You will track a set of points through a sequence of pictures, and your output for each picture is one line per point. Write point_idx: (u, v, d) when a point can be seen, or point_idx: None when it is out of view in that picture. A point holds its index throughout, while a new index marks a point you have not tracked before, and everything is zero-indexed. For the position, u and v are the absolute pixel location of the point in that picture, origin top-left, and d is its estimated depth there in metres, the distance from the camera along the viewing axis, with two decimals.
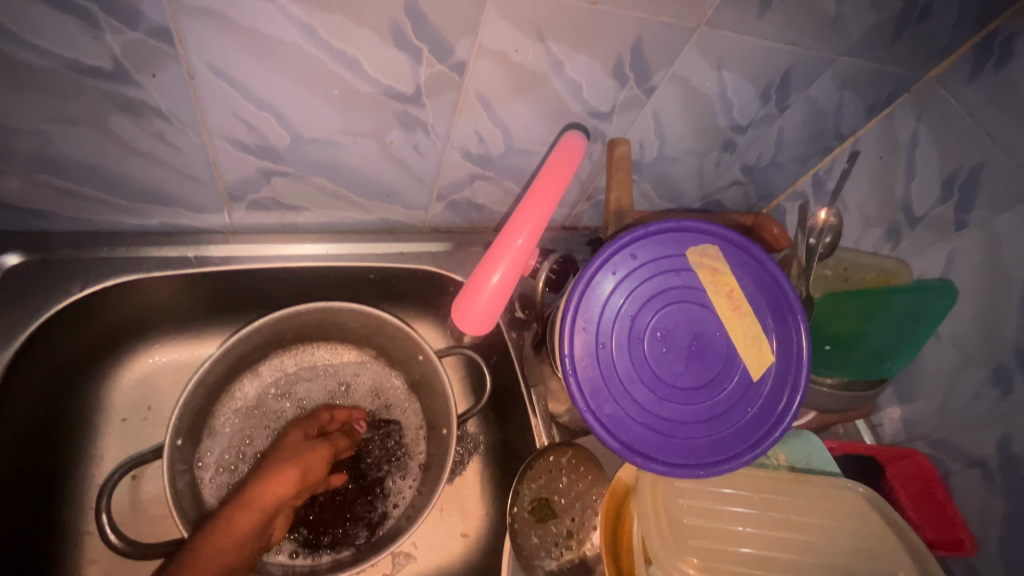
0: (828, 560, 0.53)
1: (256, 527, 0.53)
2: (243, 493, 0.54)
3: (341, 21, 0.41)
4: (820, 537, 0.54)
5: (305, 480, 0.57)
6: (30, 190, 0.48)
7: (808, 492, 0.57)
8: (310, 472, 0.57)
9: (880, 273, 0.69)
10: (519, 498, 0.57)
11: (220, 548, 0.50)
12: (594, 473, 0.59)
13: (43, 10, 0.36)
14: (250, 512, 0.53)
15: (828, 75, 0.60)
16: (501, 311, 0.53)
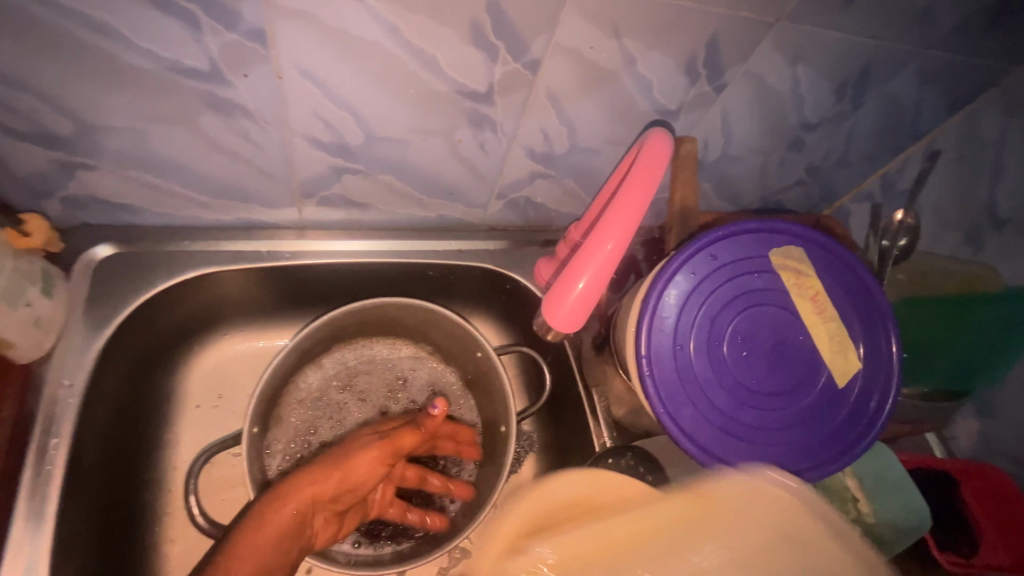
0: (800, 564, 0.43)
1: (290, 526, 0.48)
2: (286, 482, 0.50)
3: (424, 19, 0.41)
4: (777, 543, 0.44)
5: (348, 481, 0.52)
6: (122, 186, 0.51)
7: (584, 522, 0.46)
8: (357, 473, 0.52)
9: (962, 277, 0.64)
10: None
11: (259, 541, 0.46)
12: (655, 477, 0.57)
13: (149, 13, 0.37)
14: (288, 505, 0.48)
15: (910, 69, 0.57)
16: (590, 314, 0.50)
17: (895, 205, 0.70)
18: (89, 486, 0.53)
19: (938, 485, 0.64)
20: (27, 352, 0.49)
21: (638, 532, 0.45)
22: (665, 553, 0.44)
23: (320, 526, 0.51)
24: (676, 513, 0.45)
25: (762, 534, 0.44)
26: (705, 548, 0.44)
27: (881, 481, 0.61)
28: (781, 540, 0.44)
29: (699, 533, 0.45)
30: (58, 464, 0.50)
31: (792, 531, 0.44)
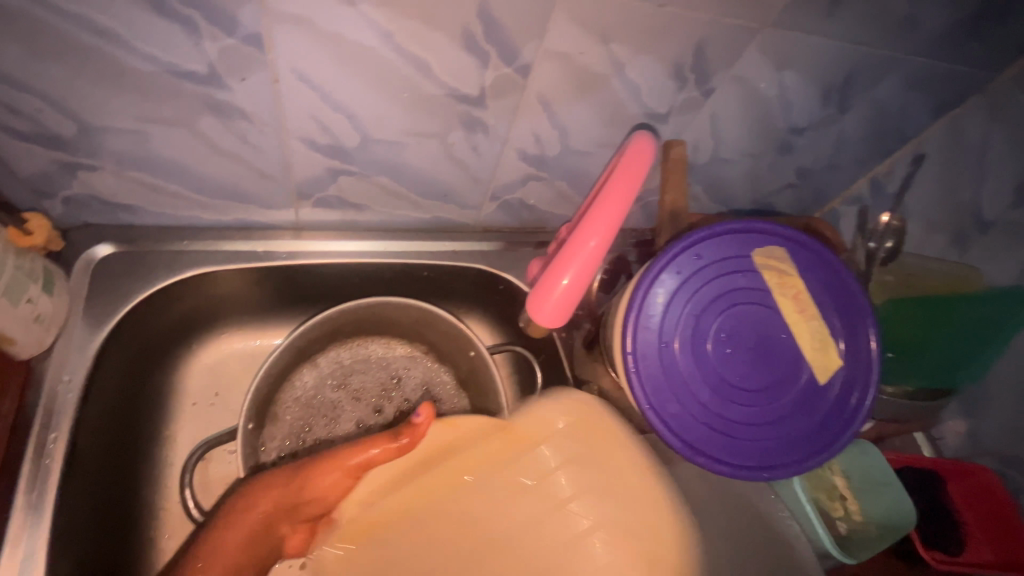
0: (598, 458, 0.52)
1: (244, 537, 0.50)
2: (252, 483, 0.52)
3: (418, 25, 0.43)
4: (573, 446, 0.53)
5: (306, 495, 0.50)
6: (122, 186, 0.52)
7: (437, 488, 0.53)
8: (316, 489, 0.50)
9: (948, 278, 0.65)
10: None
11: (230, 540, 0.50)
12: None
13: (150, 18, 0.38)
14: (249, 510, 0.51)
15: (895, 75, 0.58)
16: (574, 309, 0.51)
17: (883, 208, 0.71)
18: (87, 481, 0.54)
19: (926, 484, 0.64)
20: (28, 348, 0.49)
21: (478, 466, 0.53)
22: (497, 472, 0.53)
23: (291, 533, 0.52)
24: (500, 446, 0.53)
25: (573, 452, 0.52)
26: (528, 469, 0.53)
27: (867, 480, 0.63)
28: (585, 459, 0.52)
29: (523, 458, 0.53)
30: (57, 458, 0.51)
31: (600, 449, 0.52)
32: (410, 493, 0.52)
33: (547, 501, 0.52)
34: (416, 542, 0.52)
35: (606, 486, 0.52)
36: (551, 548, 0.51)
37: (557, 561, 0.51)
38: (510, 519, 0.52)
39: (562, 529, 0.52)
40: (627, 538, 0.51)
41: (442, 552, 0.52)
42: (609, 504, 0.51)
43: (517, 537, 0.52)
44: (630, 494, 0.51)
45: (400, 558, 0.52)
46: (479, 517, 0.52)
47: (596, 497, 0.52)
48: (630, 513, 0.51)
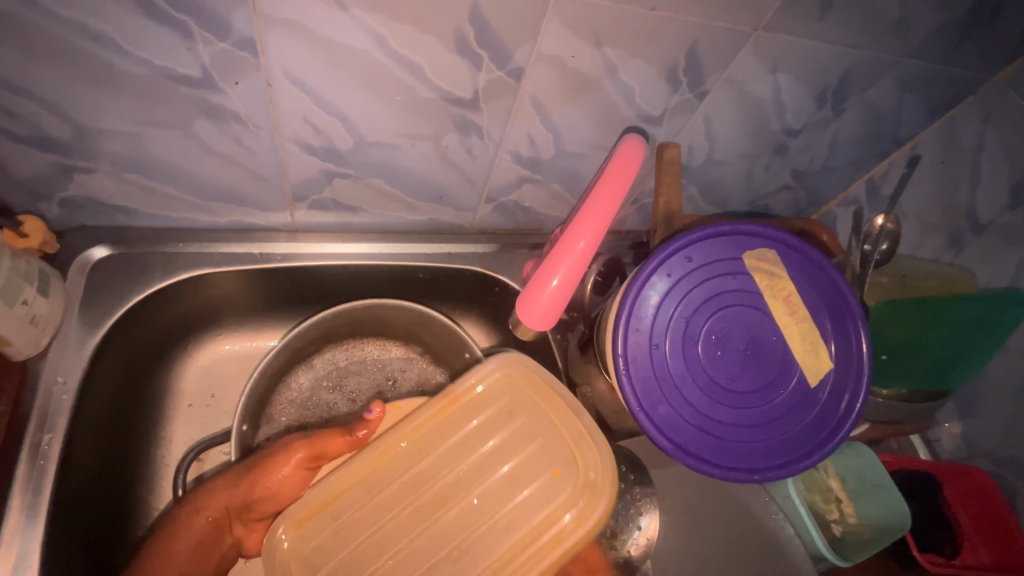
0: (531, 408, 0.57)
1: (204, 534, 0.53)
2: (199, 492, 0.54)
3: (410, 29, 0.43)
4: (510, 402, 0.56)
5: (259, 491, 0.53)
6: (118, 188, 0.52)
7: (377, 462, 0.53)
8: (270, 482, 0.53)
9: (942, 280, 0.65)
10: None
11: (181, 545, 0.52)
12: (636, 473, 0.59)
13: (143, 22, 0.39)
14: (198, 515, 0.53)
15: (889, 77, 0.59)
16: (564, 310, 0.51)
17: (879, 210, 0.71)
18: (83, 482, 0.54)
19: (922, 488, 0.64)
20: (24, 350, 0.50)
21: (419, 433, 0.55)
22: (432, 441, 0.55)
23: (245, 529, 0.55)
24: (437, 410, 0.55)
25: (511, 402, 0.56)
26: (467, 427, 0.55)
27: (861, 482, 0.63)
28: (520, 411, 0.56)
29: (462, 420, 0.56)
30: (52, 459, 0.51)
31: (535, 396, 0.57)
32: (360, 463, 0.53)
33: (487, 454, 0.55)
34: (359, 514, 0.52)
35: (543, 429, 0.56)
36: (499, 489, 0.54)
37: (507, 503, 0.53)
38: (456, 474, 0.54)
39: (506, 477, 0.54)
40: (566, 472, 0.55)
41: (396, 513, 0.52)
42: (537, 444, 0.56)
43: (466, 489, 0.54)
44: (563, 437, 0.55)
45: (344, 532, 0.52)
46: (426, 474, 0.54)
47: (533, 440, 0.56)
48: (557, 448, 0.55)
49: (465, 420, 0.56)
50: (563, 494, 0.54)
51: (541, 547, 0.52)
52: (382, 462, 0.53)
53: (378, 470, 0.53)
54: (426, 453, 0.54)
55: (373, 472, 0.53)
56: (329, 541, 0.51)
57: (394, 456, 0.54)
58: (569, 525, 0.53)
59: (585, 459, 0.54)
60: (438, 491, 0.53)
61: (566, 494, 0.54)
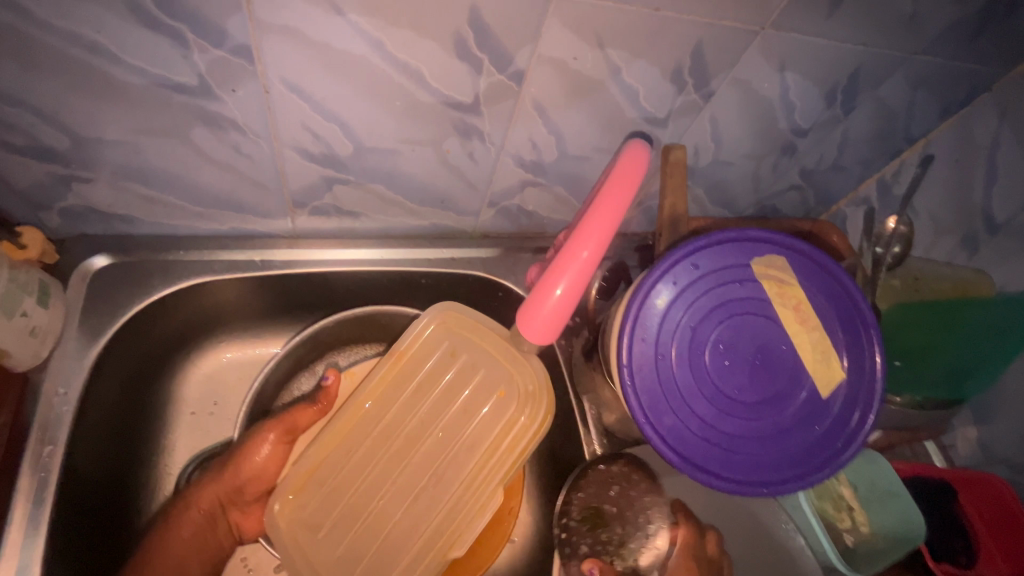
0: (475, 346, 0.60)
1: (201, 522, 0.56)
2: (188, 489, 0.57)
3: (408, 33, 0.42)
4: (454, 347, 0.60)
5: (247, 471, 0.57)
6: (117, 197, 0.52)
7: (346, 429, 0.59)
8: (250, 467, 0.57)
9: (956, 283, 0.63)
10: (569, 506, 0.58)
11: (181, 537, 0.55)
12: (648, 482, 0.60)
13: (136, 29, 0.38)
14: (193, 509, 0.56)
15: (900, 74, 0.57)
16: (566, 323, 0.49)
17: (890, 210, 0.70)
18: (84, 492, 0.54)
19: (935, 495, 0.63)
20: (25, 361, 0.50)
21: (378, 391, 0.59)
22: (389, 396, 0.59)
23: (240, 514, 0.59)
24: (388, 368, 0.59)
25: (455, 343, 0.60)
26: (417, 375, 0.60)
27: (874, 489, 0.61)
28: (461, 351, 0.60)
29: (411, 373, 0.60)
30: (53, 470, 0.51)
31: (472, 335, 0.60)
32: (332, 431, 0.58)
33: (439, 393, 0.60)
34: (342, 477, 0.58)
35: (485, 360, 0.60)
36: (458, 419, 0.60)
37: (467, 429, 0.60)
38: (418, 416, 0.60)
39: (461, 407, 0.60)
40: (509, 391, 0.60)
41: (375, 464, 0.59)
42: (483, 373, 0.60)
43: (430, 427, 0.60)
44: (502, 362, 0.60)
45: (332, 493, 0.58)
46: (394, 424, 0.59)
47: (477, 373, 0.60)
48: (501, 369, 0.60)
49: (415, 371, 0.60)
50: (510, 410, 0.60)
51: (501, 455, 0.59)
52: (351, 425, 0.59)
53: (347, 434, 0.59)
54: (387, 410, 0.59)
55: (346, 434, 0.59)
56: (324, 503, 0.58)
57: (357, 419, 0.59)
58: (521, 431, 0.59)
59: (522, 375, 0.59)
60: (406, 434, 0.59)
61: (513, 409, 0.59)
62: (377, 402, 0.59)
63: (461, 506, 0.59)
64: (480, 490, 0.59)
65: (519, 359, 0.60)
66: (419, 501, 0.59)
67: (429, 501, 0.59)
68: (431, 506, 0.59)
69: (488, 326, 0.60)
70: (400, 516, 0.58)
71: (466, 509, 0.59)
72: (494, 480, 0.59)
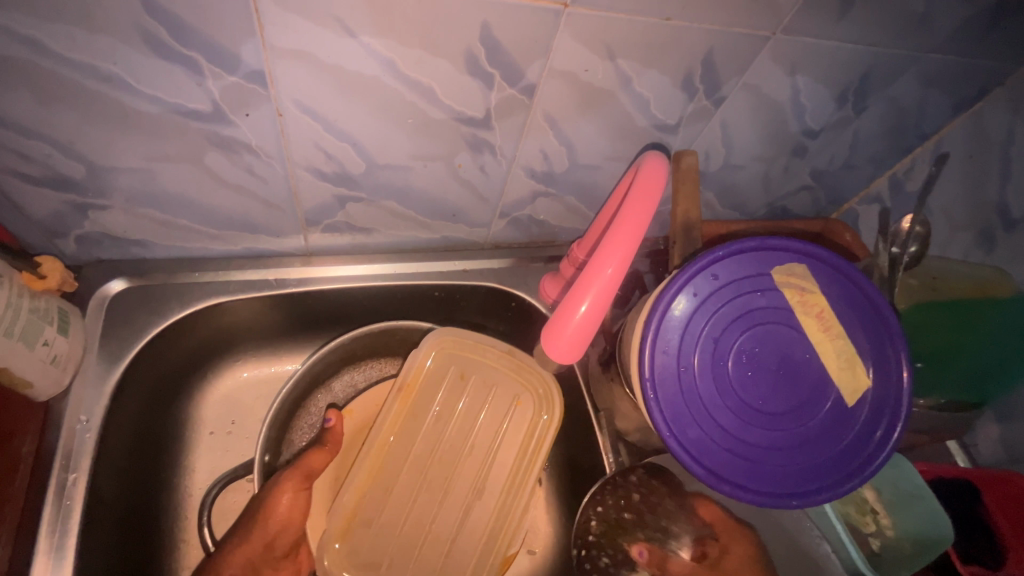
0: (485, 366, 0.62)
1: None
2: (214, 554, 0.55)
3: (420, 53, 0.42)
4: (463, 372, 0.62)
5: (274, 524, 0.55)
6: (132, 222, 0.52)
7: (375, 466, 0.59)
8: (274, 520, 0.55)
9: (977, 283, 0.62)
10: (586, 522, 0.59)
11: None
12: (667, 484, 0.60)
13: (150, 59, 0.38)
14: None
15: (911, 73, 0.56)
16: (589, 340, 0.49)
17: (903, 207, 0.69)
18: (106, 515, 0.54)
19: (958, 495, 0.62)
20: (47, 390, 0.50)
21: (398, 424, 0.60)
22: (410, 427, 0.60)
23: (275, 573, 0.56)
24: (400, 403, 0.60)
25: (461, 366, 0.62)
26: (433, 403, 0.61)
27: (898, 492, 0.61)
28: (470, 373, 0.62)
29: (426, 403, 0.61)
30: (77, 498, 0.51)
31: (474, 356, 0.62)
32: (361, 472, 0.58)
33: (459, 415, 0.61)
34: (387, 516, 0.58)
35: (493, 375, 0.62)
36: (483, 435, 0.60)
37: (494, 441, 0.60)
38: (446, 439, 0.60)
39: (484, 422, 0.61)
40: (526, 399, 0.61)
41: (417, 497, 0.58)
42: (495, 386, 0.62)
43: (461, 447, 0.60)
44: (511, 376, 0.62)
45: (380, 534, 0.57)
46: (425, 451, 0.59)
47: (491, 390, 0.62)
48: (512, 380, 0.62)
49: (427, 400, 0.61)
50: (529, 417, 0.61)
51: (530, 450, 0.60)
52: (381, 461, 0.59)
53: (378, 471, 0.59)
54: (412, 440, 0.60)
55: (378, 469, 0.59)
56: (376, 545, 0.57)
57: (379, 454, 0.59)
58: (542, 430, 0.61)
59: (532, 379, 0.61)
60: (440, 457, 0.59)
61: (532, 415, 0.61)
62: (398, 435, 0.60)
63: (507, 510, 0.59)
64: (521, 491, 0.59)
65: (525, 367, 0.62)
66: (468, 521, 0.58)
67: (477, 517, 0.59)
68: (480, 522, 0.59)
69: (493, 346, 0.63)
70: (456, 542, 0.58)
71: (513, 511, 0.59)
72: (531, 475, 0.59)
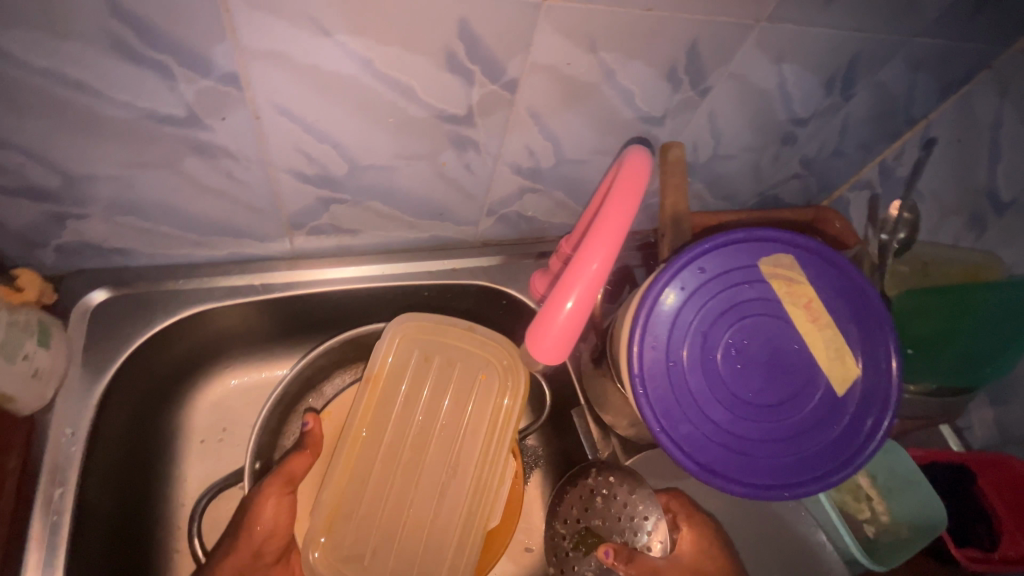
0: (450, 347, 0.62)
1: None
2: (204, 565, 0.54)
3: (398, 50, 0.41)
4: (428, 354, 0.62)
5: (257, 534, 0.54)
6: (112, 231, 0.51)
7: (353, 461, 0.59)
8: (258, 527, 0.54)
9: (965, 267, 0.63)
10: (558, 536, 0.58)
11: None
12: (626, 476, 0.56)
13: (121, 65, 0.37)
14: None
15: (898, 57, 0.56)
16: (576, 338, 0.48)
17: (894, 193, 0.69)
18: (97, 528, 0.54)
19: (953, 481, 0.62)
20: (31, 404, 0.50)
21: (370, 416, 0.60)
22: (381, 419, 0.60)
23: None
24: (369, 394, 0.60)
25: (425, 350, 0.62)
26: (400, 390, 0.61)
27: (892, 479, 0.61)
28: (434, 354, 0.62)
29: (393, 391, 0.61)
30: (65, 513, 0.51)
31: (437, 337, 0.62)
32: (338, 469, 0.58)
33: (427, 399, 0.61)
34: (367, 507, 0.58)
35: (456, 354, 0.62)
36: (452, 415, 0.61)
37: (463, 420, 0.61)
38: (417, 423, 0.60)
39: (452, 403, 0.61)
40: (490, 372, 0.62)
41: (395, 483, 0.59)
42: (459, 366, 0.62)
43: (432, 431, 0.61)
44: (475, 351, 0.62)
45: (362, 524, 0.58)
46: (397, 439, 0.60)
47: (455, 368, 0.62)
48: (475, 356, 0.62)
49: (394, 388, 0.61)
50: (495, 392, 0.62)
51: (500, 425, 0.61)
52: (355, 455, 0.59)
53: (358, 468, 0.59)
54: (386, 427, 0.60)
55: (363, 466, 0.59)
56: (359, 535, 0.58)
57: (355, 449, 0.59)
58: (511, 399, 0.61)
59: (495, 352, 0.62)
60: (413, 442, 0.60)
61: (498, 386, 0.62)
62: (372, 426, 0.60)
63: (484, 486, 0.60)
64: (495, 465, 0.60)
65: (484, 341, 0.62)
66: (445, 502, 0.60)
67: (454, 495, 0.60)
68: (457, 501, 0.60)
69: (453, 323, 0.63)
70: (436, 523, 0.59)
71: (488, 485, 0.60)
72: (504, 447, 0.61)
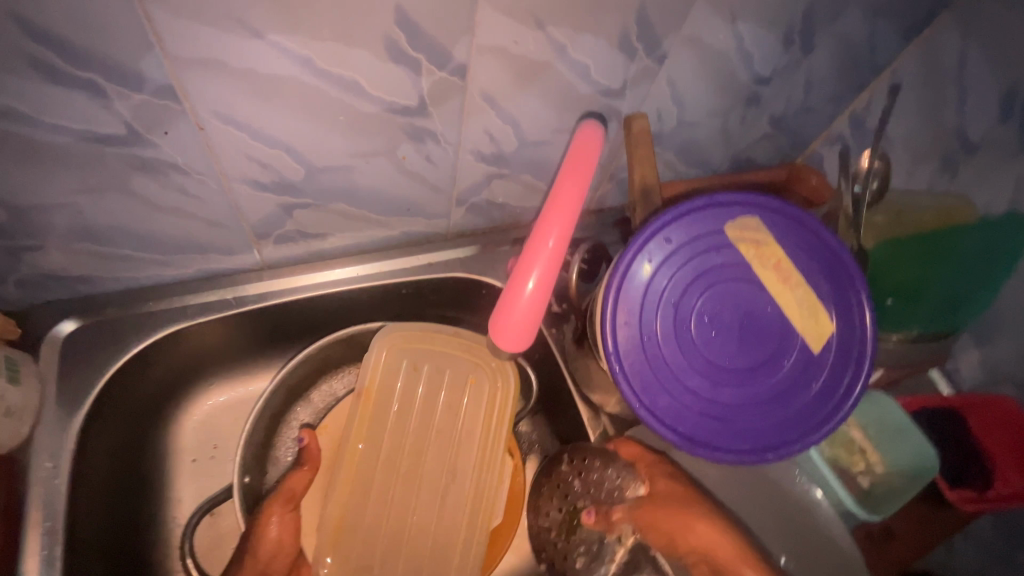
0: (439, 355, 0.62)
1: None
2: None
3: (334, 45, 0.40)
4: (419, 363, 0.61)
5: (263, 553, 0.55)
6: (71, 260, 0.50)
7: (350, 474, 0.59)
8: (264, 546, 0.55)
9: (938, 211, 0.62)
10: (544, 532, 0.59)
11: None
12: (600, 455, 0.57)
13: (46, 88, 0.36)
14: None
15: (856, 5, 0.54)
16: (539, 323, 0.48)
17: (865, 143, 0.67)
18: (89, 561, 0.54)
19: (944, 423, 0.62)
20: (5, 443, 0.49)
21: (365, 429, 0.59)
22: (376, 429, 0.60)
23: None
24: (363, 407, 0.60)
25: (414, 358, 0.61)
26: (395, 400, 0.60)
27: (884, 428, 0.61)
28: (423, 362, 0.61)
29: (386, 403, 0.60)
30: (55, 548, 0.51)
31: (424, 345, 0.62)
32: (340, 484, 0.58)
33: (421, 407, 0.61)
34: (373, 518, 0.59)
35: (445, 360, 0.61)
36: (446, 420, 0.61)
37: (458, 425, 0.61)
38: (414, 432, 0.60)
39: (444, 407, 0.61)
40: (479, 375, 0.62)
41: (397, 492, 0.59)
42: (448, 370, 0.61)
43: (429, 438, 0.60)
44: (461, 355, 0.62)
45: (370, 535, 0.58)
46: (396, 448, 0.60)
47: (445, 375, 0.61)
48: (462, 360, 0.62)
49: (388, 398, 0.60)
50: (487, 391, 0.61)
51: (494, 426, 0.61)
52: (356, 469, 0.59)
53: (356, 478, 0.59)
54: (380, 432, 0.60)
55: (363, 477, 0.59)
56: (368, 546, 0.58)
57: (350, 460, 0.59)
58: (502, 400, 0.61)
59: (483, 355, 0.61)
60: (412, 450, 0.60)
61: (488, 389, 0.61)
62: (368, 438, 0.59)
63: (483, 487, 0.60)
64: (492, 466, 0.61)
65: (474, 346, 0.62)
66: (448, 506, 0.60)
67: (455, 500, 0.60)
68: (460, 504, 0.60)
69: (438, 330, 0.62)
70: (441, 526, 0.60)
71: (489, 487, 0.60)
72: (500, 449, 0.61)
